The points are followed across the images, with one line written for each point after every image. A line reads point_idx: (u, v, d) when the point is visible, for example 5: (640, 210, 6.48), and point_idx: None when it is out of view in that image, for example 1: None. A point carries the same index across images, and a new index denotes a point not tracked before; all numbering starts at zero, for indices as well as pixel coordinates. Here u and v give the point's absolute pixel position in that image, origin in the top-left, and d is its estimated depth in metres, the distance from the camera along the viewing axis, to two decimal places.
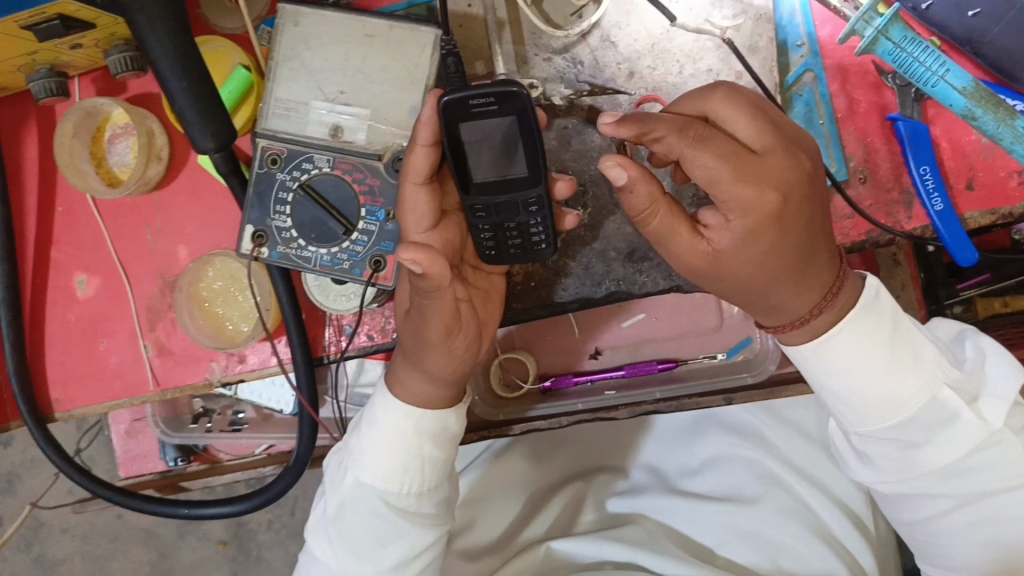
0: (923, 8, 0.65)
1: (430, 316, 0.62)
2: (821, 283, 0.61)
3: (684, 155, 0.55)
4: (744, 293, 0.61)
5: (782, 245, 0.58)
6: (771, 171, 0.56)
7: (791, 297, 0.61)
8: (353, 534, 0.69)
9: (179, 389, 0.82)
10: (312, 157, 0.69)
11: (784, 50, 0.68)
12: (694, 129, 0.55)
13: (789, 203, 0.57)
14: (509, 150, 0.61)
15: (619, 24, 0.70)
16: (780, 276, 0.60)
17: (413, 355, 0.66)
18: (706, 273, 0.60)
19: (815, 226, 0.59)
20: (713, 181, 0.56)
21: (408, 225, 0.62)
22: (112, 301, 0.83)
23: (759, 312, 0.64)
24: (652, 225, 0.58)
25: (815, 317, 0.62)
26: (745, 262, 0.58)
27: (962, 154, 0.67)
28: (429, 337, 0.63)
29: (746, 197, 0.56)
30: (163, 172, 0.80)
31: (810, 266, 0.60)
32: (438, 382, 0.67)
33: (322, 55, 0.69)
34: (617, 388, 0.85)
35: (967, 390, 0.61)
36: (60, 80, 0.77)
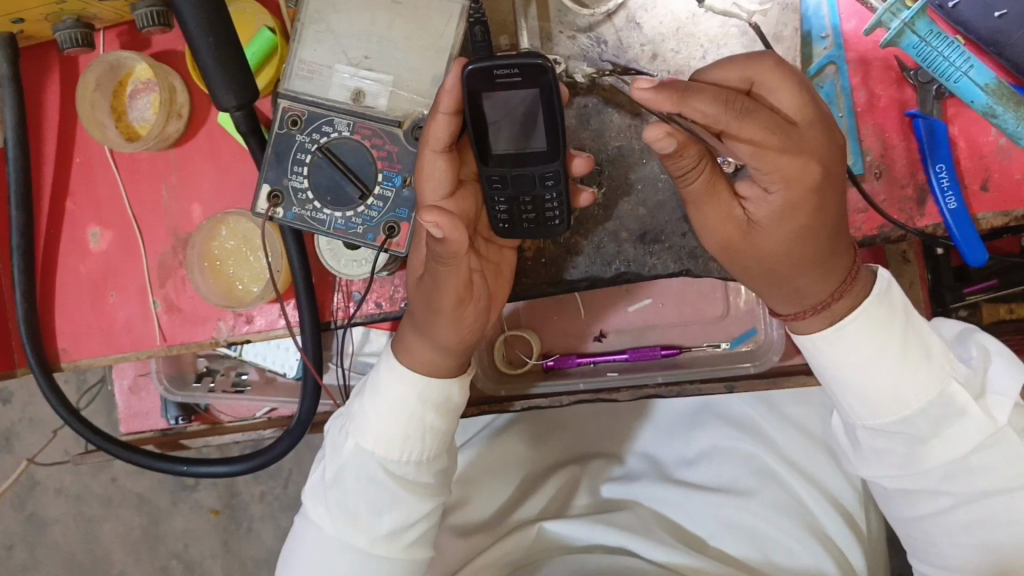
0: (949, 5, 0.65)
1: (443, 286, 0.63)
2: (841, 268, 0.62)
3: (730, 127, 0.54)
4: (768, 273, 0.62)
5: (816, 224, 0.58)
6: (813, 141, 0.56)
7: (814, 283, 0.62)
8: (349, 497, 0.69)
9: (186, 347, 0.82)
10: (332, 121, 0.69)
11: (808, 41, 0.68)
12: (742, 102, 0.53)
13: (828, 177, 0.57)
14: (529, 122, 0.61)
15: (645, 6, 0.70)
16: (806, 259, 0.60)
17: (421, 322, 0.67)
18: (739, 247, 0.62)
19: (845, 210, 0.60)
20: (758, 155, 0.55)
21: (425, 193, 0.63)
22: (124, 256, 0.83)
23: (780, 297, 0.64)
24: (691, 188, 0.60)
25: (835, 303, 0.62)
26: (777, 239, 0.59)
27: (979, 155, 0.67)
28: (440, 306, 0.64)
29: (788, 168, 0.55)
30: (182, 130, 0.80)
31: (833, 251, 0.61)
32: (445, 351, 0.68)
33: (348, 20, 0.69)
34: (620, 370, 0.86)
35: (974, 385, 0.62)
36: (86, 31, 0.78)
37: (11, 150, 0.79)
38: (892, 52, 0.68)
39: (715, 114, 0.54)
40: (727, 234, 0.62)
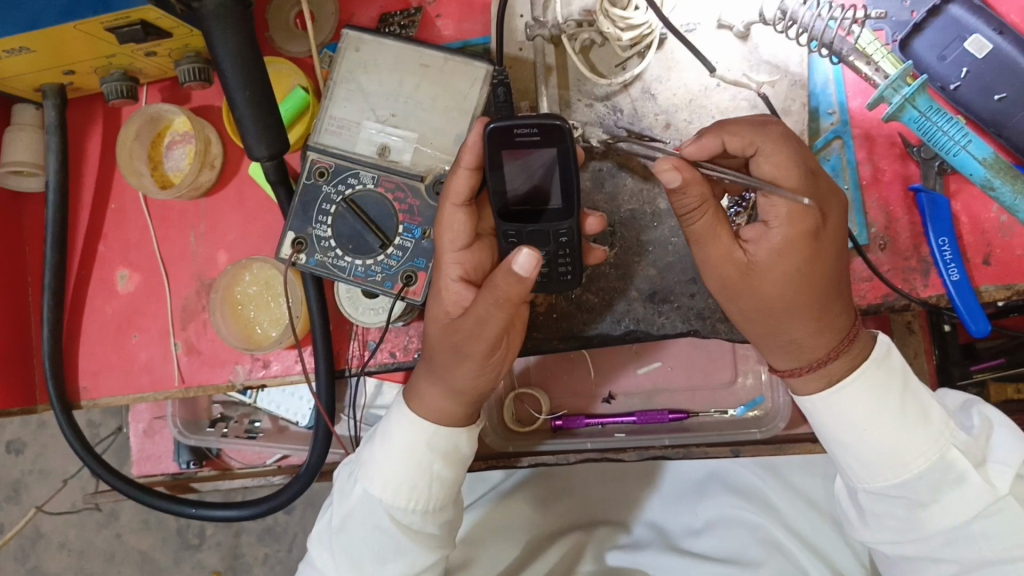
0: (951, 88, 0.69)
1: (482, 334, 0.65)
2: (839, 326, 0.65)
3: (761, 149, 0.61)
4: (763, 318, 0.65)
5: (813, 271, 0.62)
6: (820, 189, 0.62)
7: (809, 335, 0.65)
8: (354, 547, 0.69)
9: (202, 389, 0.84)
10: (358, 173, 0.73)
11: (816, 116, 0.71)
12: (775, 128, 0.62)
13: (828, 225, 0.62)
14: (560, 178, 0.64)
15: (659, 79, 0.73)
16: (801, 308, 0.64)
17: (442, 371, 0.68)
18: (736, 288, 0.65)
19: (842, 268, 0.64)
20: (778, 178, 0.61)
21: (443, 243, 0.67)
22: (150, 299, 0.86)
23: (777, 351, 0.67)
24: (696, 225, 0.63)
25: (831, 362, 0.65)
26: (775, 283, 0.63)
27: (981, 230, 0.69)
28: (473, 353, 0.66)
29: (794, 207, 0.61)
30: (214, 179, 0.84)
31: (829, 306, 0.64)
32: (461, 398, 0.69)
33: (378, 81, 0.74)
34: (627, 431, 0.87)
35: (974, 453, 0.62)
36: (131, 85, 0.82)
37: (51, 193, 0.83)
38: (895, 129, 0.71)
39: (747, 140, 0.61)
40: (725, 271, 0.65)
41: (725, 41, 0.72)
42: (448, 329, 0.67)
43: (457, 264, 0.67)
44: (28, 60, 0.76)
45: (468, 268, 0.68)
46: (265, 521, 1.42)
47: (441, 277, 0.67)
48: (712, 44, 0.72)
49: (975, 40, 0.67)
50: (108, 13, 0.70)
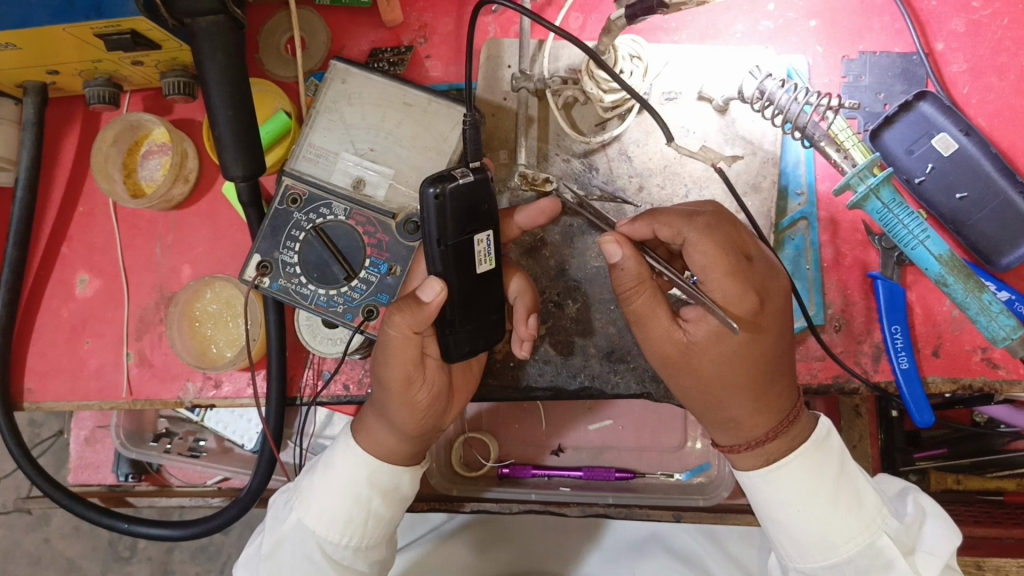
0: (915, 181, 0.71)
1: (391, 361, 0.65)
2: (777, 408, 0.66)
3: (688, 240, 0.62)
4: (705, 394, 0.66)
5: (750, 354, 0.64)
6: (758, 274, 0.63)
7: (747, 414, 0.66)
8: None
9: (150, 402, 0.83)
10: (331, 204, 0.73)
11: (784, 194, 0.73)
12: (702, 219, 0.62)
13: (768, 308, 0.63)
14: (467, 222, 0.60)
15: (637, 142, 0.75)
16: (741, 386, 0.65)
17: (381, 406, 0.69)
18: (677, 365, 0.65)
19: (782, 356, 0.66)
20: (709, 269, 0.62)
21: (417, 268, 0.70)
22: (107, 305, 0.85)
23: (717, 428, 0.69)
24: (635, 304, 0.64)
25: (769, 442, 0.66)
26: (713, 361, 0.64)
27: (933, 321, 0.71)
28: (388, 383, 0.66)
29: (732, 292, 0.62)
30: (187, 193, 0.84)
31: (770, 386, 0.66)
32: (397, 433, 0.69)
33: (360, 114, 0.74)
34: (572, 486, 0.87)
35: (904, 541, 0.64)
36: (114, 91, 0.82)
37: (20, 190, 0.83)
38: (859, 217, 0.72)
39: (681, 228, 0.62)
40: (665, 349, 0.65)
41: (702, 112, 0.74)
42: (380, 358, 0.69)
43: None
44: (12, 57, 0.76)
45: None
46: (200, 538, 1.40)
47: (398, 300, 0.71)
48: (691, 115, 0.74)
49: (942, 138, 0.69)
50: (99, 20, 0.70)
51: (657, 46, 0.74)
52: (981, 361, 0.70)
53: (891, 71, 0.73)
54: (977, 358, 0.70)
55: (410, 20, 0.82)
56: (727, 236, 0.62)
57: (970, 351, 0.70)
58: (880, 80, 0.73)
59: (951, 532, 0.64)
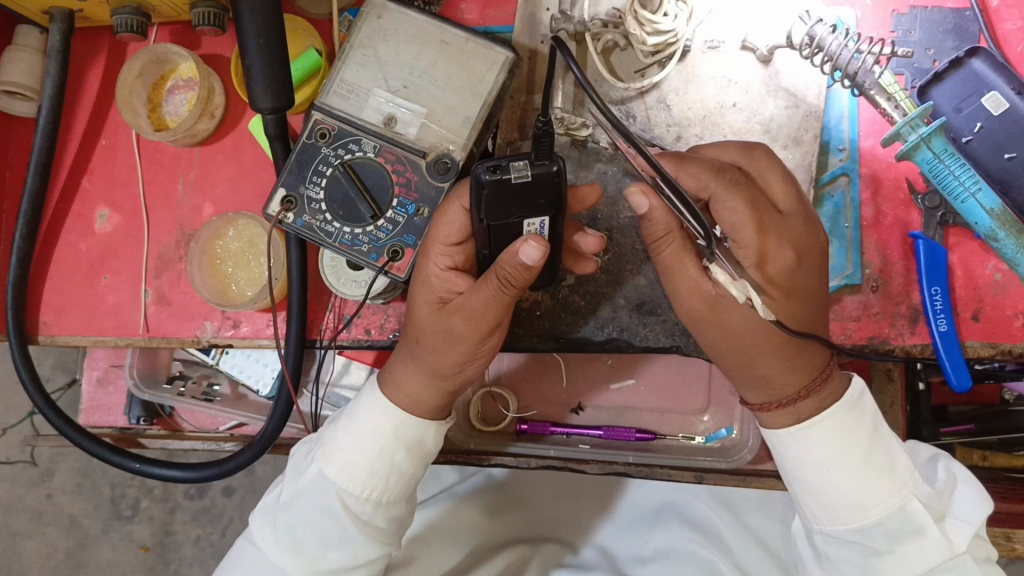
0: (963, 140, 0.69)
1: (481, 317, 0.64)
2: (810, 365, 0.64)
3: (716, 196, 0.60)
4: (735, 351, 0.64)
5: (786, 312, 0.61)
6: (794, 231, 0.61)
7: (779, 372, 0.64)
8: (298, 527, 0.66)
9: (166, 340, 0.82)
10: (360, 140, 0.70)
11: (825, 150, 0.71)
12: (730, 174, 0.60)
13: (804, 268, 0.61)
14: (514, 208, 0.57)
15: (677, 91, 0.73)
16: (772, 346, 0.63)
17: (429, 357, 0.68)
18: (704, 319, 0.63)
19: (817, 313, 0.63)
20: (739, 227, 0.60)
21: (437, 235, 0.65)
22: (127, 241, 0.84)
23: (747, 385, 0.66)
24: (664, 254, 0.62)
25: (800, 400, 0.64)
26: (745, 316, 0.62)
27: (974, 285, 0.69)
28: (467, 335, 0.65)
29: (764, 249, 0.60)
30: (212, 130, 0.82)
31: (802, 346, 0.63)
32: (445, 386, 0.69)
33: (395, 50, 0.72)
34: (592, 444, 0.85)
35: (936, 507, 0.61)
36: (142, 21, 0.80)
37: (42, 119, 0.81)
38: (903, 175, 0.71)
39: (707, 181, 0.60)
40: (694, 303, 0.63)
41: (745, 62, 0.72)
42: (440, 316, 0.67)
43: (447, 256, 0.66)
44: None
45: (459, 260, 0.67)
46: (203, 500, 1.39)
47: (428, 264, 0.66)
48: (734, 64, 0.72)
49: (993, 97, 0.67)
50: None
51: None
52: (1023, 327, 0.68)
53: (943, 26, 0.71)
54: (1018, 324, 0.68)
55: None
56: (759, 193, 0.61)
57: (1011, 317, 0.69)
58: (931, 35, 0.71)
59: (984, 499, 0.62)
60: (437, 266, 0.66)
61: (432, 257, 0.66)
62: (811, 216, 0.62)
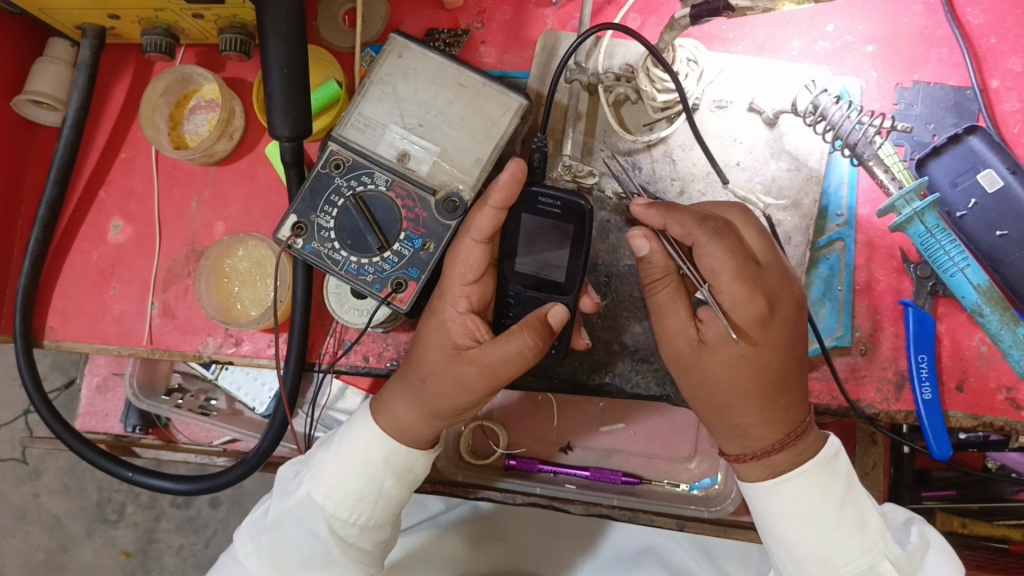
0: (957, 215, 0.71)
1: (496, 372, 0.66)
2: (786, 420, 0.64)
3: (699, 243, 0.60)
4: (712, 398, 0.65)
5: (759, 360, 0.62)
6: (769, 281, 0.62)
7: (754, 423, 0.64)
8: (283, 549, 0.67)
9: (168, 353, 0.83)
10: (373, 173, 0.72)
11: (824, 214, 0.74)
12: (713, 222, 0.61)
13: (776, 316, 0.62)
14: (552, 252, 0.70)
15: (684, 146, 0.75)
16: (749, 396, 0.63)
17: (428, 394, 0.68)
18: (686, 364, 0.64)
19: (792, 363, 0.63)
20: (717, 272, 0.60)
21: (454, 276, 0.67)
22: (138, 253, 0.86)
23: (724, 436, 0.67)
24: (657, 295, 0.64)
25: (774, 453, 0.64)
26: (723, 363, 0.63)
27: (960, 356, 0.71)
28: (477, 387, 0.67)
29: (739, 295, 0.60)
30: (229, 151, 0.84)
31: (779, 396, 0.64)
32: (438, 423, 0.70)
33: (414, 88, 0.73)
34: (578, 484, 0.87)
35: (905, 569, 0.63)
36: (171, 42, 0.83)
37: (66, 129, 0.83)
38: (897, 243, 0.73)
39: (692, 228, 0.61)
40: (677, 348, 0.64)
41: (751, 123, 0.74)
42: (450, 364, 0.67)
43: (465, 297, 0.68)
44: None
45: (475, 301, 0.68)
46: (189, 510, 1.40)
47: (445, 307, 0.68)
48: (740, 125, 0.74)
49: (988, 174, 0.69)
50: None
51: (714, 54, 0.75)
52: (1005, 400, 0.70)
53: (944, 103, 0.74)
54: (1000, 397, 0.70)
55: (469, 4, 0.83)
56: (739, 241, 0.61)
57: (994, 390, 0.70)
58: (932, 111, 0.74)
59: (952, 564, 0.64)
60: (454, 309, 0.68)
61: (450, 299, 0.68)
62: (786, 266, 0.64)
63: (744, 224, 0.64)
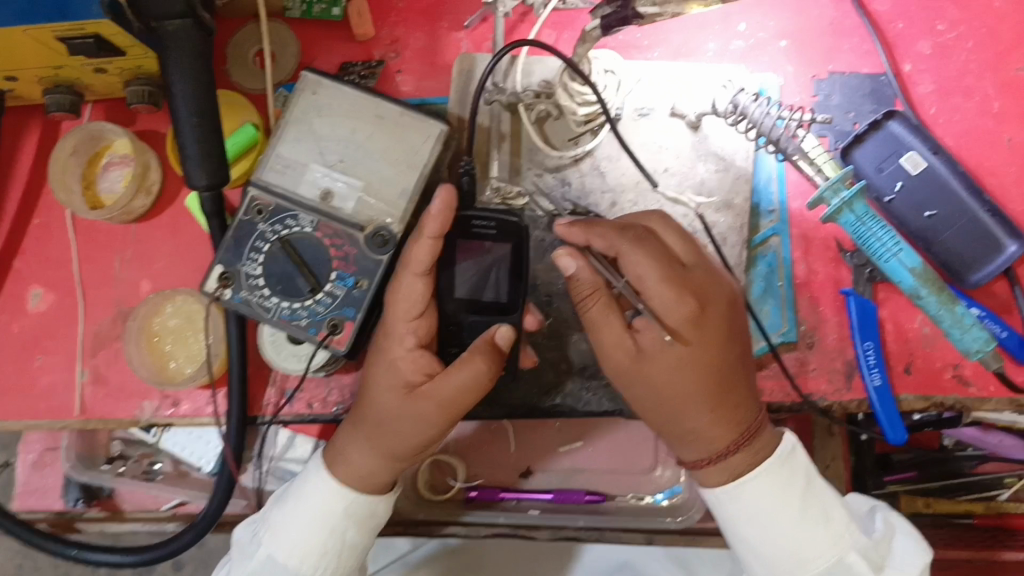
0: (886, 200, 0.70)
1: (455, 402, 0.64)
2: (737, 420, 0.63)
3: (622, 252, 0.61)
4: (659, 407, 0.63)
5: (699, 361, 0.61)
6: (695, 282, 0.62)
7: (706, 426, 0.63)
8: None
9: (103, 422, 0.79)
10: (297, 216, 0.70)
11: (756, 211, 0.73)
12: (633, 232, 0.62)
13: (708, 315, 0.61)
14: (489, 274, 0.68)
15: (610, 158, 0.74)
16: (697, 398, 0.62)
17: (386, 438, 0.66)
18: (628, 376, 0.62)
19: (734, 362, 0.63)
20: (644, 279, 0.61)
21: (398, 312, 0.65)
22: (61, 321, 0.82)
23: (677, 444, 0.65)
24: (589, 312, 0.63)
25: (730, 456, 0.63)
26: (665, 369, 0.61)
27: (905, 339, 0.71)
28: (437, 420, 0.65)
29: (668, 298, 0.61)
30: (148, 206, 0.81)
31: (727, 396, 0.63)
32: (400, 465, 0.67)
33: (330, 125, 0.71)
34: (542, 509, 0.86)
35: (874, 558, 0.62)
36: (76, 99, 0.80)
37: None
38: (832, 234, 0.73)
39: (612, 238, 0.62)
40: (615, 359, 0.63)
41: (674, 128, 0.74)
42: (405, 403, 0.65)
43: (412, 332, 0.65)
44: None
45: (423, 335, 0.66)
46: None
47: (394, 346, 0.65)
48: (665, 131, 0.74)
49: (911, 157, 0.70)
50: (61, 23, 0.68)
51: (631, 63, 0.75)
52: (952, 378, 0.70)
53: (861, 91, 0.74)
54: (948, 375, 0.70)
55: (381, 34, 0.81)
56: (659, 246, 0.62)
57: (941, 369, 0.70)
58: (850, 99, 0.74)
59: (921, 546, 0.63)
60: (402, 347, 0.65)
61: (396, 339, 0.65)
62: (711, 265, 0.64)
63: (663, 230, 0.64)
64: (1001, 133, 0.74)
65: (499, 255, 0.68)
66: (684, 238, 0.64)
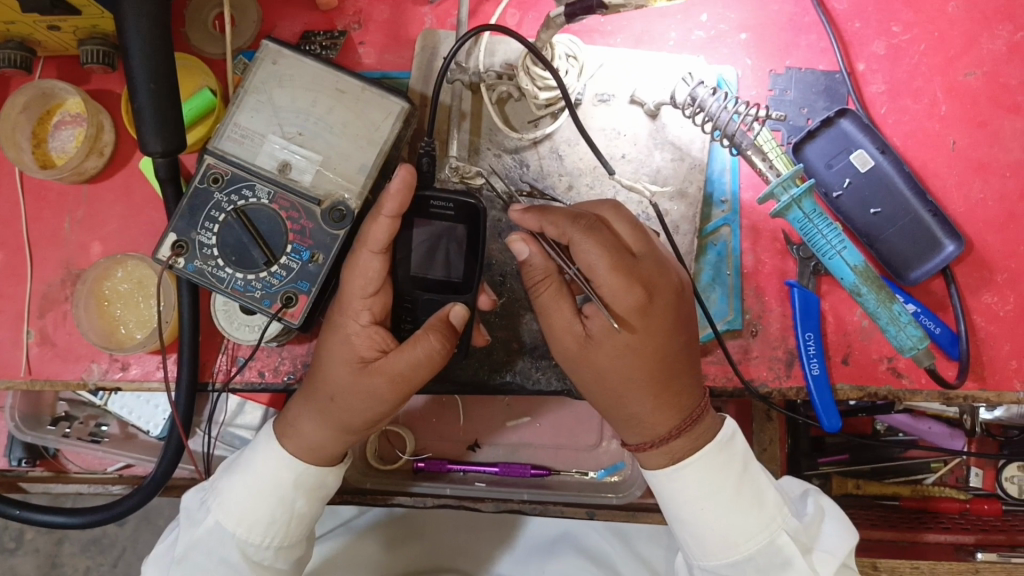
0: (834, 195, 0.72)
1: (407, 377, 0.65)
2: (680, 406, 0.66)
3: (573, 241, 0.61)
4: (606, 391, 0.65)
5: (643, 347, 0.63)
6: (644, 271, 0.63)
7: (648, 411, 0.65)
8: None
9: (50, 383, 0.79)
10: (254, 186, 0.70)
11: (709, 201, 0.75)
12: (585, 219, 0.62)
13: (656, 303, 0.63)
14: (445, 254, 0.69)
15: (569, 142, 0.75)
16: (640, 384, 0.64)
17: (337, 412, 0.67)
18: (576, 360, 0.65)
19: (679, 349, 0.65)
20: (595, 267, 0.61)
21: (353, 289, 0.65)
22: (7, 279, 0.81)
23: (621, 427, 0.67)
24: (541, 296, 0.64)
25: (671, 440, 0.66)
26: (612, 356, 0.64)
27: (844, 331, 0.74)
28: (389, 395, 0.66)
29: (617, 286, 0.62)
30: (100, 168, 0.80)
31: (671, 382, 0.65)
32: (350, 438, 0.68)
33: (290, 95, 0.71)
34: (487, 482, 0.88)
35: (802, 540, 0.65)
36: (26, 55, 0.78)
37: None
38: (780, 226, 0.75)
39: (563, 224, 0.61)
40: (564, 343, 0.65)
41: (633, 115, 0.75)
42: (357, 378, 0.66)
43: (367, 310, 0.66)
44: None
45: (377, 312, 0.67)
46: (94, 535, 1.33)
47: (348, 321, 0.66)
48: (624, 118, 0.75)
49: (860, 154, 0.72)
50: None
51: (593, 48, 0.75)
52: (886, 370, 0.73)
53: (815, 88, 0.76)
54: (882, 367, 0.73)
55: (344, 5, 0.80)
56: (611, 235, 0.62)
57: (877, 361, 0.73)
58: (805, 95, 0.76)
59: (847, 531, 0.66)
60: (357, 323, 0.66)
61: (351, 315, 0.66)
62: (661, 255, 0.65)
63: (616, 217, 0.65)
64: (946, 136, 0.76)
65: (456, 236, 0.68)
66: (636, 227, 0.65)
